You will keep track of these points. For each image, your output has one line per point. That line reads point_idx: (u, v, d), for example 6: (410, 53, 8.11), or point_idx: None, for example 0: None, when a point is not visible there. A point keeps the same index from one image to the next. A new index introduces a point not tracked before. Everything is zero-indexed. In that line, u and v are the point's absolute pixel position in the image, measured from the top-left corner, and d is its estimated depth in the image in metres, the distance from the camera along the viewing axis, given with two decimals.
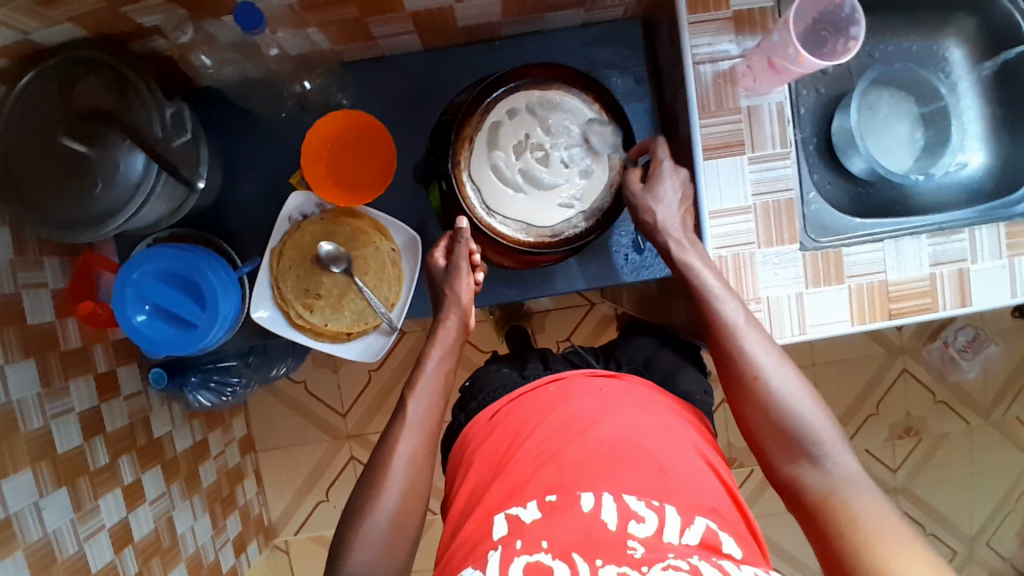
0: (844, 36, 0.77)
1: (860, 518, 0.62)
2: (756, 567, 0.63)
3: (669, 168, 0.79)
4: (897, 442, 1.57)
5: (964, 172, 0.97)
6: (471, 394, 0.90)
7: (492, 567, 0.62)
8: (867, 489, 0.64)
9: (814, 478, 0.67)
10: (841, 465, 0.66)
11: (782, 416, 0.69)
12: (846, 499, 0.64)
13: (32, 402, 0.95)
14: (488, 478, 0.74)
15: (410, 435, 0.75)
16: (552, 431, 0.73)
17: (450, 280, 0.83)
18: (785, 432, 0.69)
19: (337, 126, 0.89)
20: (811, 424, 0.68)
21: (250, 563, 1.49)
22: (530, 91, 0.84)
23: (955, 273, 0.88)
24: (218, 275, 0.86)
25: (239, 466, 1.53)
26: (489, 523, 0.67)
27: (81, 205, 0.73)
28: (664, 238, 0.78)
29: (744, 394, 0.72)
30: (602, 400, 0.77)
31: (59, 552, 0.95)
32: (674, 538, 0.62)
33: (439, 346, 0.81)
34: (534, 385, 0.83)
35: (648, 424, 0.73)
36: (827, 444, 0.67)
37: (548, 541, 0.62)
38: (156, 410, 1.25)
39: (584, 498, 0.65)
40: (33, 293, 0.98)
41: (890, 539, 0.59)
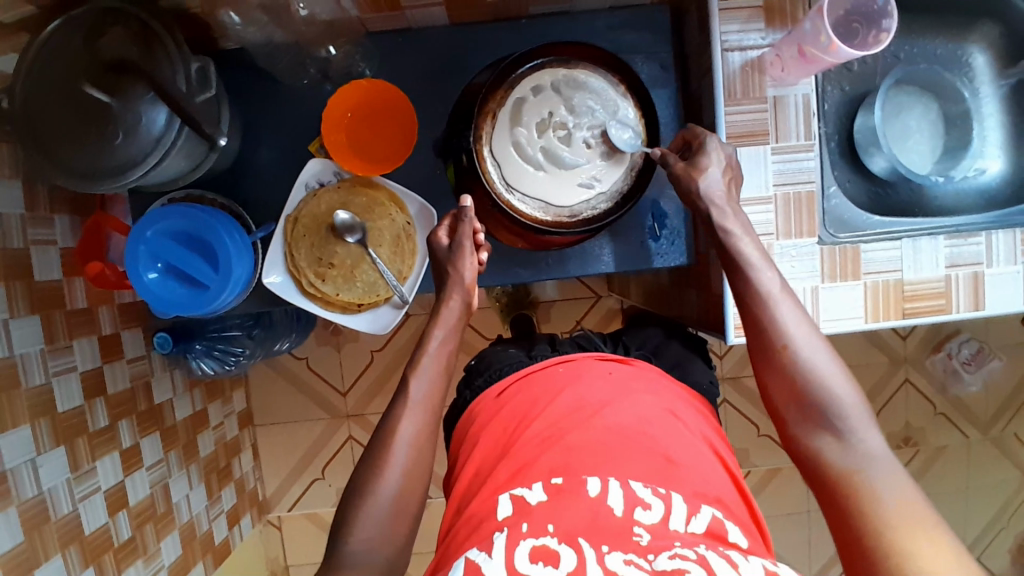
0: (876, 28, 0.76)
1: (881, 498, 0.59)
2: (764, 557, 0.60)
3: (714, 142, 0.78)
4: (894, 451, 1.56)
5: (982, 178, 0.96)
6: (478, 371, 0.90)
7: (496, 549, 0.58)
8: (891, 468, 0.61)
9: (836, 453, 0.64)
10: (866, 443, 0.63)
11: (809, 387, 0.67)
12: (869, 476, 0.61)
13: (34, 358, 0.94)
14: (494, 460, 0.73)
15: (413, 414, 0.73)
16: (561, 414, 0.73)
17: (452, 260, 0.82)
18: (811, 404, 0.66)
19: (359, 95, 0.88)
20: (840, 399, 0.65)
21: (242, 537, 1.49)
22: (556, 69, 0.83)
23: (970, 277, 0.88)
24: (232, 238, 0.86)
25: (236, 439, 1.52)
26: (494, 502, 0.66)
27: (102, 155, 0.72)
28: (713, 206, 0.75)
29: (772, 362, 0.69)
30: (611, 385, 0.76)
31: (54, 512, 0.95)
32: (680, 526, 0.61)
33: (443, 325, 0.79)
34: (542, 365, 0.83)
35: (657, 410, 0.73)
36: (853, 420, 0.64)
37: (554, 526, 0.59)
38: (158, 376, 1.24)
39: (591, 482, 0.64)
40: (42, 249, 0.97)
41: (912, 521, 0.57)
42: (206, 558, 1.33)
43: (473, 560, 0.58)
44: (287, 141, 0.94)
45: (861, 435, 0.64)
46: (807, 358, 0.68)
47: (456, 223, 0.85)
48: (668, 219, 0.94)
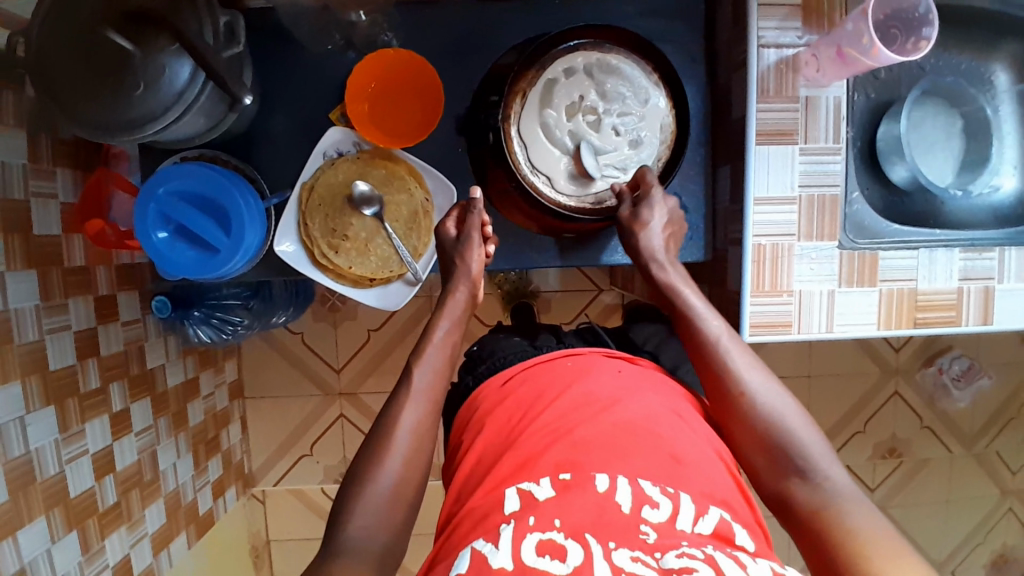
0: (915, 36, 0.76)
1: (863, 536, 0.59)
2: (770, 561, 0.56)
3: (659, 195, 0.81)
4: (878, 461, 1.58)
5: (996, 196, 0.97)
6: (479, 359, 0.85)
7: (503, 543, 0.54)
8: (859, 503, 0.63)
9: (805, 494, 0.65)
10: (831, 480, 0.65)
11: (769, 432, 0.68)
12: (840, 513, 0.62)
13: (29, 313, 0.91)
14: (498, 449, 0.67)
15: (415, 404, 0.70)
16: (570, 408, 0.67)
17: (460, 250, 0.82)
18: (776, 449, 0.67)
19: (384, 65, 0.86)
20: (800, 438, 0.67)
21: (226, 509, 1.47)
22: (591, 52, 0.83)
23: (982, 290, 0.88)
24: (247, 203, 0.84)
25: (226, 411, 1.50)
26: (499, 495, 0.60)
27: (119, 107, 0.70)
28: (656, 261, 0.80)
29: (732, 412, 0.70)
30: (621, 381, 0.71)
31: (39, 473, 0.92)
32: (687, 526, 0.56)
33: (446, 317, 0.78)
34: (549, 357, 0.77)
35: (667, 410, 0.68)
36: (816, 458, 0.66)
37: (560, 520, 0.55)
38: (152, 341, 1.21)
39: (599, 478, 0.59)
40: (42, 202, 0.94)
41: (897, 559, 0.57)
42: (190, 529, 1.31)
43: (479, 551, 0.54)
44: (306, 107, 0.91)
45: (827, 474, 0.65)
46: (766, 405, 0.69)
47: (466, 214, 0.84)
48: (687, 213, 0.92)
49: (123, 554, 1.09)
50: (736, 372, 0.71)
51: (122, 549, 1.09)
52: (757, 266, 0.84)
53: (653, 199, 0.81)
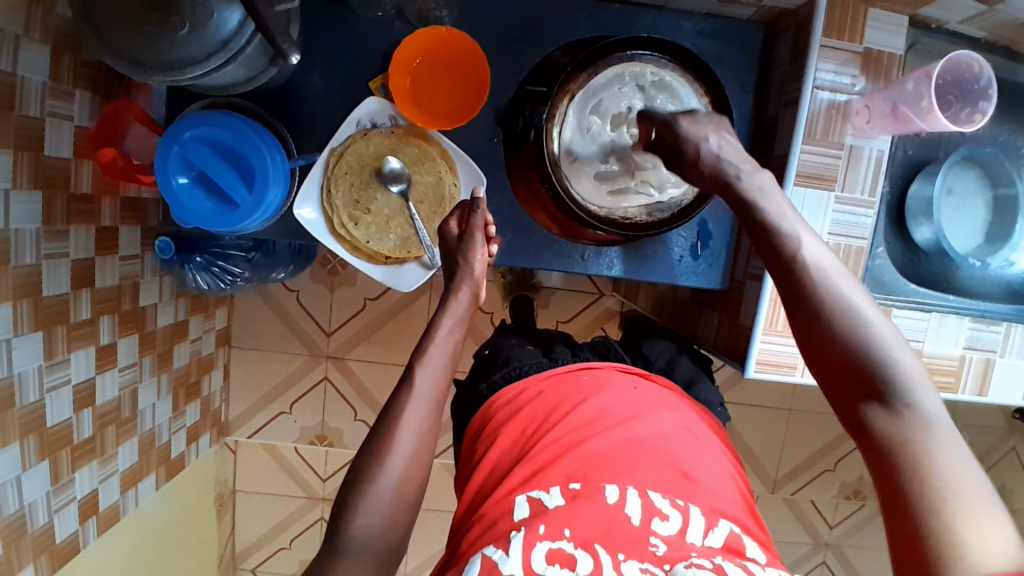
0: (971, 107, 0.79)
1: (943, 472, 0.54)
2: (779, 570, 0.61)
3: (690, 123, 0.70)
4: (842, 500, 1.60)
5: (1011, 271, 0.97)
6: (494, 365, 0.87)
7: (513, 551, 0.59)
8: (949, 439, 0.56)
9: (886, 425, 0.58)
10: (922, 411, 0.57)
11: (853, 351, 0.60)
12: (926, 453, 0.55)
13: (28, 236, 0.87)
14: (513, 459, 0.71)
15: (418, 407, 0.70)
16: (584, 422, 0.70)
17: (463, 250, 0.79)
18: (860, 367, 0.59)
19: (433, 43, 0.83)
20: (894, 360, 0.59)
21: (197, 455, 1.46)
22: (646, 65, 0.82)
23: (982, 361, 0.90)
24: (274, 161, 0.82)
25: (211, 356, 1.48)
26: (511, 502, 0.64)
27: (163, 45, 0.67)
28: (732, 169, 0.68)
29: (813, 327, 0.62)
30: (634, 400, 0.73)
31: (20, 398, 0.89)
32: (696, 539, 0.60)
33: (451, 315, 0.76)
34: (564, 369, 0.80)
35: (679, 428, 0.71)
36: (908, 383, 0.58)
37: (570, 530, 0.59)
38: (148, 279, 1.18)
39: (608, 489, 0.62)
40: (58, 124, 0.89)
41: (978, 505, 0.52)
42: (159, 470, 1.30)
43: (490, 558, 0.59)
44: (348, 71, 0.88)
45: (917, 401, 0.57)
46: (858, 318, 0.60)
47: (469, 213, 0.82)
48: (710, 240, 0.93)
49: (91, 489, 1.08)
50: (826, 278, 0.62)
51: (91, 482, 1.07)
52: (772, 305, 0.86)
53: (684, 130, 0.70)
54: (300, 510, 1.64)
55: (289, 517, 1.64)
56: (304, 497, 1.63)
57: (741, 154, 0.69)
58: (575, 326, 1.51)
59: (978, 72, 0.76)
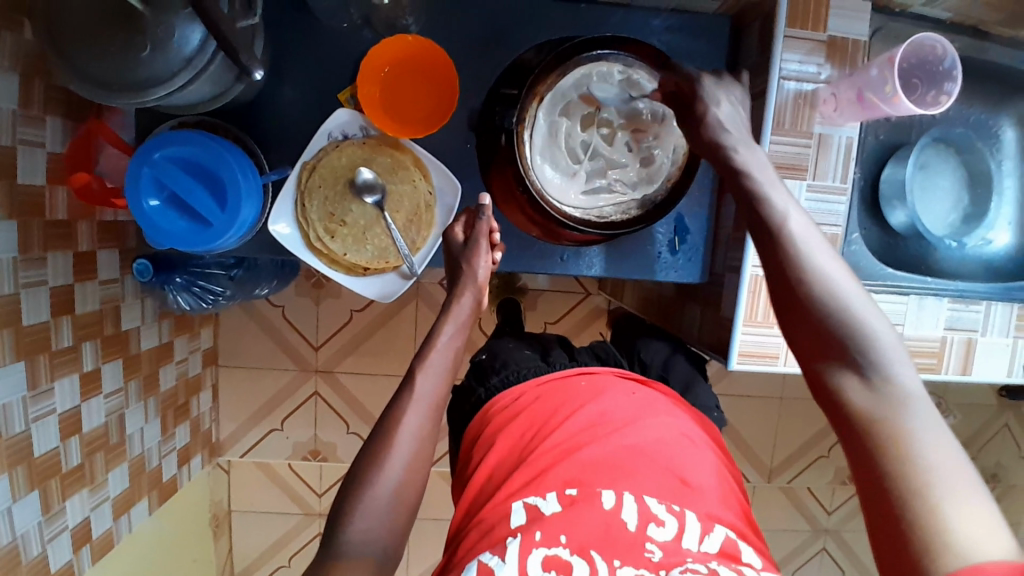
0: (936, 89, 0.79)
1: (917, 447, 0.53)
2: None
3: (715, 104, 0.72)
4: (838, 486, 1.60)
5: (988, 249, 0.98)
6: (491, 369, 0.87)
7: (509, 557, 0.58)
8: (927, 417, 0.54)
9: (861, 398, 0.57)
10: (901, 386, 0.56)
11: (835, 327, 0.59)
12: (903, 428, 0.54)
13: (5, 265, 0.86)
14: (510, 465, 0.71)
15: (419, 409, 0.70)
16: (582, 428, 0.70)
17: (468, 256, 0.81)
18: (840, 345, 0.59)
19: (400, 51, 0.84)
20: (874, 336, 0.58)
21: (190, 477, 1.45)
22: (614, 63, 0.82)
23: (964, 341, 0.91)
24: (246, 180, 0.81)
25: (199, 377, 1.47)
26: (507, 508, 0.64)
27: (125, 67, 0.67)
28: (729, 140, 0.70)
29: (794, 303, 0.62)
30: (634, 404, 0.74)
31: (5, 429, 0.88)
32: (693, 544, 0.60)
33: (453, 320, 0.78)
34: (563, 374, 0.80)
35: (678, 433, 0.71)
36: (885, 359, 0.57)
37: (567, 536, 0.59)
38: (129, 302, 1.17)
39: (605, 495, 0.62)
40: (30, 151, 0.88)
41: (952, 479, 0.51)
42: (152, 494, 1.29)
43: (485, 564, 0.59)
44: (319, 83, 0.88)
45: (894, 375, 0.56)
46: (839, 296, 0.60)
47: (474, 219, 0.84)
48: (689, 234, 0.94)
49: (83, 517, 1.06)
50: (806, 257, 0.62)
51: (83, 511, 1.06)
52: (752, 296, 0.86)
53: (702, 111, 0.73)
54: (298, 526, 1.62)
55: (287, 534, 1.63)
56: (302, 513, 1.62)
57: (741, 126, 0.72)
58: (564, 327, 1.51)
59: (942, 53, 0.77)
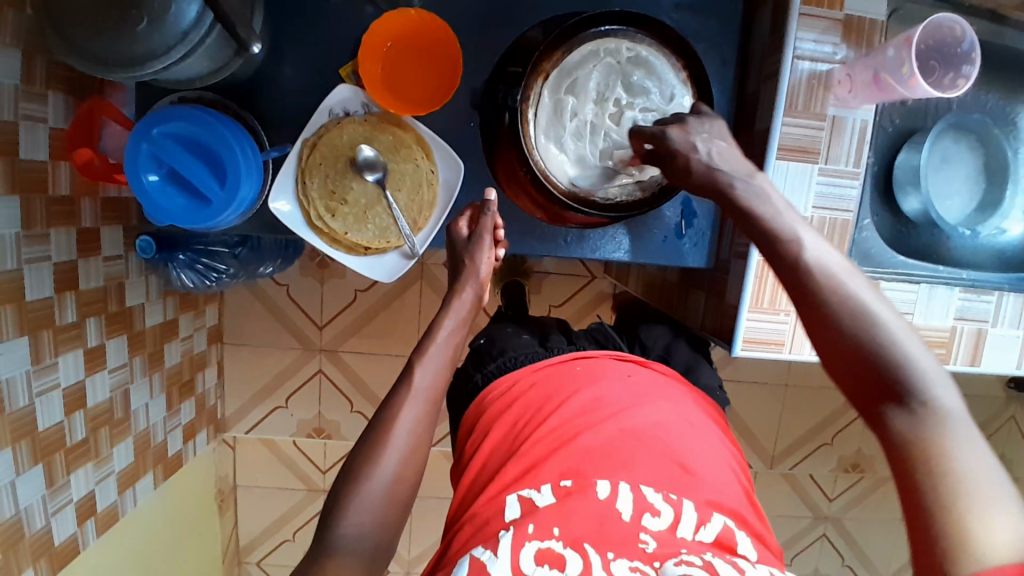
0: (954, 72, 0.77)
1: (955, 460, 0.52)
2: (770, 568, 0.61)
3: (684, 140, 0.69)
4: (841, 474, 1.60)
5: (1002, 239, 0.95)
6: (489, 355, 0.86)
7: (502, 551, 0.58)
8: (967, 431, 0.54)
9: (900, 420, 0.56)
10: (940, 405, 0.55)
11: (866, 345, 0.58)
12: (944, 450, 0.53)
13: (8, 240, 0.86)
14: (505, 455, 0.70)
15: (415, 403, 0.70)
16: (577, 414, 0.69)
17: (470, 251, 0.82)
18: (870, 362, 0.57)
19: (403, 26, 0.81)
20: (908, 353, 0.57)
21: (195, 452, 1.46)
22: (622, 40, 0.80)
23: (974, 332, 0.89)
24: (245, 156, 0.81)
25: (203, 354, 1.47)
26: (501, 501, 0.64)
27: (119, 40, 0.65)
28: (725, 177, 0.67)
29: (823, 326, 0.60)
30: (631, 390, 0.73)
31: (9, 403, 0.89)
32: (687, 533, 0.60)
33: (453, 315, 0.78)
34: (560, 359, 0.79)
35: (676, 418, 0.70)
36: (924, 378, 0.56)
37: (559, 529, 0.58)
38: (133, 279, 1.17)
39: (600, 485, 0.62)
40: (32, 127, 0.87)
41: (988, 489, 0.50)
42: (157, 469, 1.30)
43: (478, 559, 0.58)
44: (320, 59, 0.87)
45: (932, 395, 0.55)
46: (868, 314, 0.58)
47: (479, 215, 0.85)
48: (696, 218, 0.92)
49: (87, 491, 1.08)
50: (830, 275, 0.61)
51: (88, 485, 1.07)
52: (759, 282, 0.85)
53: (675, 139, 0.70)
54: (302, 503, 1.64)
55: (290, 509, 1.65)
56: (305, 489, 1.63)
57: (735, 159, 0.69)
58: (568, 310, 1.50)
59: (960, 35, 0.74)
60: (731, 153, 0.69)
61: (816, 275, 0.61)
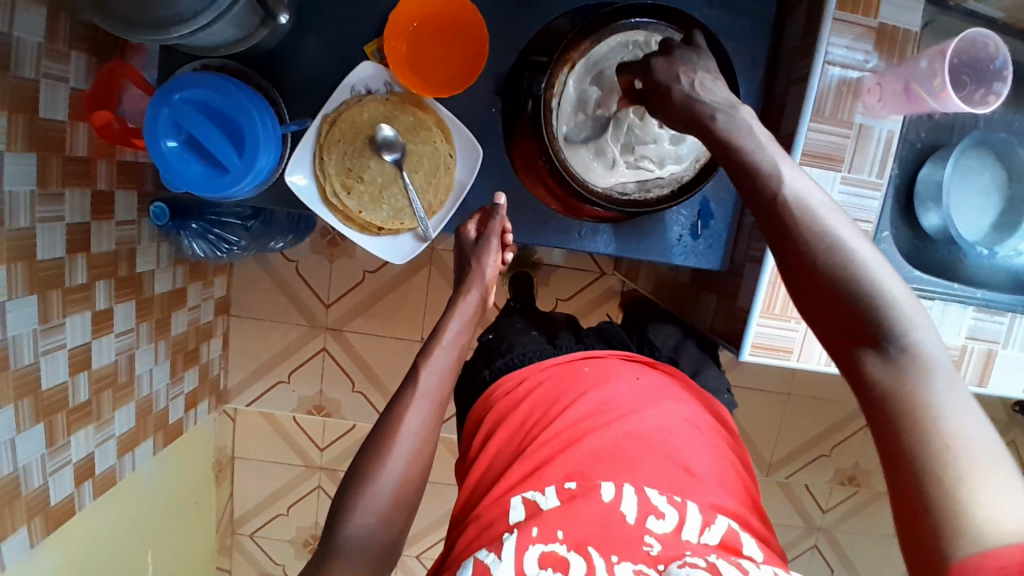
0: (985, 88, 0.76)
1: (939, 415, 0.51)
2: (775, 569, 0.60)
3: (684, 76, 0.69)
4: (836, 486, 1.59)
5: (1019, 261, 0.94)
6: (497, 351, 0.86)
7: (506, 553, 0.58)
8: (948, 376, 0.53)
9: (878, 369, 0.55)
10: (913, 349, 0.54)
11: (850, 297, 0.56)
12: (927, 400, 0.52)
13: (23, 198, 0.86)
14: (511, 455, 0.71)
15: (420, 404, 0.71)
16: (584, 416, 0.69)
17: (477, 254, 0.82)
18: (855, 311, 0.56)
19: (430, 7, 0.81)
20: (895, 300, 0.55)
21: (196, 421, 1.47)
22: (652, 34, 0.78)
23: (984, 352, 0.88)
24: (264, 126, 0.80)
25: (210, 325, 1.48)
26: (506, 503, 0.64)
27: (148, 2, 0.65)
28: (708, 110, 0.65)
29: (813, 280, 0.58)
30: (638, 391, 0.72)
31: (15, 360, 0.89)
32: (693, 536, 0.59)
33: (458, 317, 0.79)
34: (568, 359, 0.79)
35: (681, 421, 0.70)
36: (907, 321, 0.55)
37: (563, 532, 0.58)
38: (144, 245, 1.17)
39: (605, 487, 0.62)
40: (53, 85, 0.88)
41: (971, 445, 0.49)
42: (157, 435, 1.31)
43: (482, 561, 0.59)
44: (345, 35, 0.86)
45: (914, 341, 0.54)
46: (852, 264, 0.57)
47: (488, 218, 0.85)
48: (712, 218, 0.91)
49: (87, 452, 1.09)
50: (816, 226, 0.59)
51: (87, 446, 1.08)
52: (772, 288, 0.84)
53: (662, 72, 0.70)
54: (297, 478, 1.65)
55: (286, 484, 1.66)
56: (302, 465, 1.64)
57: (720, 94, 0.67)
58: (575, 305, 1.50)
59: (993, 52, 0.73)
60: (715, 86, 0.68)
61: (803, 228, 0.59)
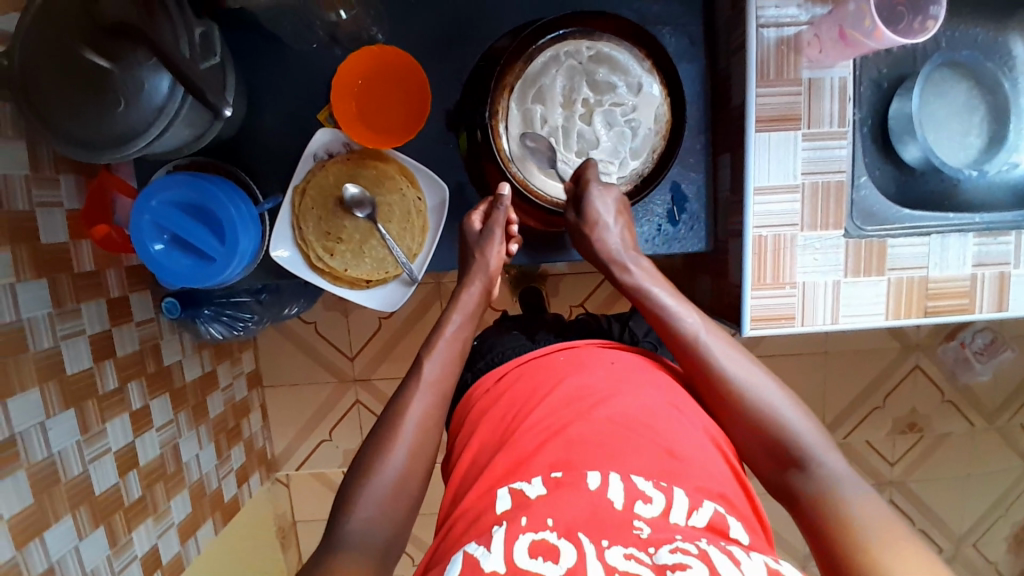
0: (921, 15, 0.74)
1: (848, 506, 0.61)
2: (762, 554, 0.58)
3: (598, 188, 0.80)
4: (898, 436, 1.53)
5: (1015, 173, 0.91)
6: (479, 353, 0.88)
7: (495, 543, 0.56)
8: (853, 484, 0.63)
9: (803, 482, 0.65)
10: (824, 465, 0.65)
11: (766, 429, 0.68)
12: (839, 499, 0.62)
13: (42, 322, 0.92)
14: (493, 448, 0.69)
15: (424, 393, 0.72)
16: (565, 403, 0.69)
17: (481, 245, 0.84)
18: (776, 445, 0.67)
19: (368, 63, 0.83)
20: (795, 428, 0.67)
21: (250, 494, 1.52)
22: (580, 41, 0.80)
23: (997, 277, 0.85)
24: (238, 209, 0.84)
25: (245, 400, 1.54)
26: (492, 496, 0.62)
27: (102, 124, 0.70)
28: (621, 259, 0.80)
29: (731, 414, 0.70)
30: (614, 373, 0.73)
31: (65, 473, 0.95)
32: (680, 520, 0.58)
33: (461, 311, 0.79)
34: (543, 353, 0.79)
35: (664, 401, 0.69)
36: (812, 446, 0.66)
37: (553, 519, 0.56)
38: (167, 338, 1.23)
39: (591, 476, 0.60)
40: (48, 211, 0.94)
41: (881, 524, 0.59)
42: (215, 515, 1.36)
43: (472, 555, 0.56)
44: (298, 107, 0.90)
45: (819, 459, 0.65)
46: (757, 403, 0.69)
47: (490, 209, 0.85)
48: (688, 202, 0.90)
49: (150, 545, 1.14)
50: (720, 372, 0.71)
51: (149, 539, 1.13)
52: (758, 259, 0.83)
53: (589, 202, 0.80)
54: None
55: None
56: None
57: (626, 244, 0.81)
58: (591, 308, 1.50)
59: None
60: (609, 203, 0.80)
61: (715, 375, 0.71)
